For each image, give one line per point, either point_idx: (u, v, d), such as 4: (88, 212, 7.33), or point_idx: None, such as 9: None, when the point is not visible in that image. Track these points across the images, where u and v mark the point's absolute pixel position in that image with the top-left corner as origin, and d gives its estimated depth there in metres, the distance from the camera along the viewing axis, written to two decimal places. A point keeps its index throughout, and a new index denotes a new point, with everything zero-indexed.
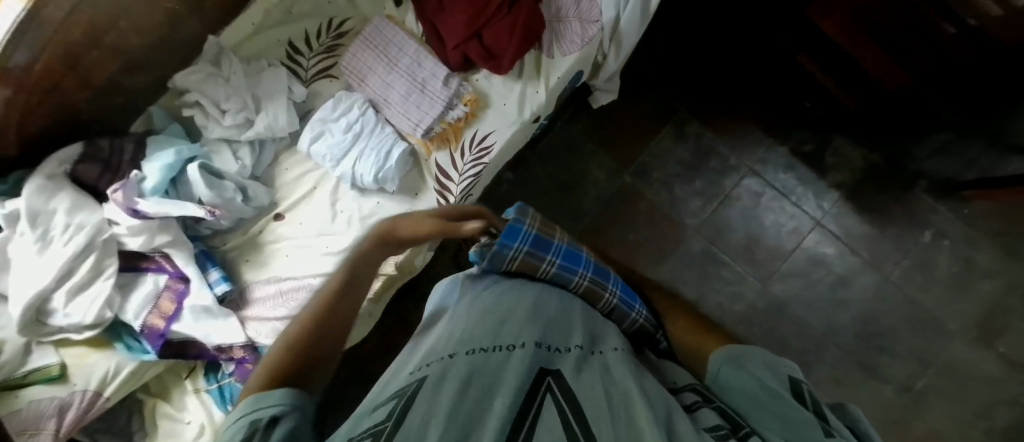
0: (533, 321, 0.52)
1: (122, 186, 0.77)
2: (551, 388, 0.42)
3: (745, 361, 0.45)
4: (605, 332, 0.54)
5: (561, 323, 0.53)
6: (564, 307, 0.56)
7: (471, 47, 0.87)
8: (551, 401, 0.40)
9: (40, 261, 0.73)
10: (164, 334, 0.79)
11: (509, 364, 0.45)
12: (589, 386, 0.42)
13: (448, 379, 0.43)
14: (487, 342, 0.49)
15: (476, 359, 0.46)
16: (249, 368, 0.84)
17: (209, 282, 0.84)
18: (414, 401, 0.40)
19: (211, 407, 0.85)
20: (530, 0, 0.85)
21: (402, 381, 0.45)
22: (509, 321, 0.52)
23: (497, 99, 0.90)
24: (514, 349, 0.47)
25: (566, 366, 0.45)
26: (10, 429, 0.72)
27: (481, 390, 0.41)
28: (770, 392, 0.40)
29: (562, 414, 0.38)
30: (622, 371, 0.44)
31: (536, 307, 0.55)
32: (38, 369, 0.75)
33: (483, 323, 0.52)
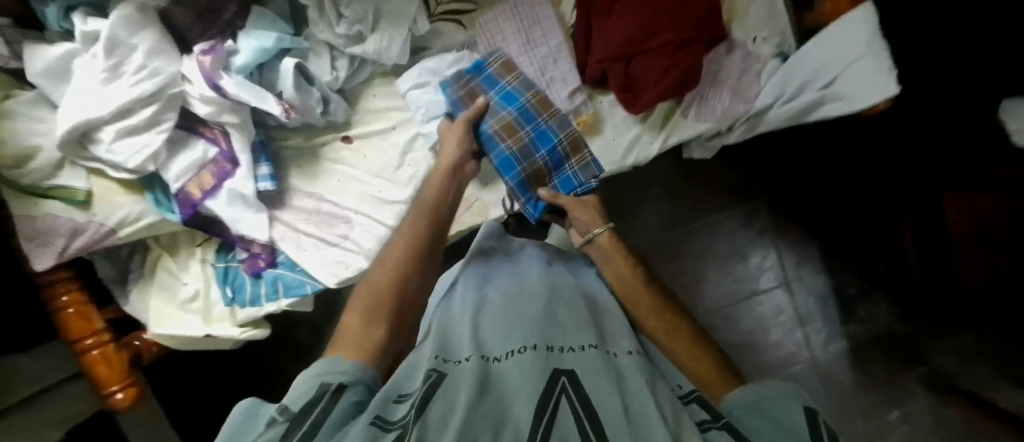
0: (546, 321, 0.50)
1: (211, 51, 0.70)
2: (566, 393, 0.39)
3: (756, 392, 0.42)
4: (620, 331, 0.52)
5: (577, 327, 0.51)
6: (579, 309, 0.55)
7: (614, 70, 0.78)
8: (567, 406, 0.38)
9: (101, 90, 0.68)
10: (197, 206, 0.77)
11: (520, 365, 0.43)
12: (607, 390, 0.39)
13: (461, 379, 0.41)
14: (499, 344, 0.48)
15: (488, 360, 0.45)
16: (259, 265, 0.87)
17: (256, 176, 0.81)
18: (430, 400, 0.38)
19: (211, 282, 0.88)
20: (701, 50, 0.76)
21: (420, 376, 0.44)
22: (523, 324, 0.50)
23: (608, 132, 0.83)
24: (523, 352, 0.45)
25: (581, 368, 0.43)
26: (21, 229, 0.71)
27: (494, 397, 0.40)
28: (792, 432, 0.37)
29: (578, 422, 0.36)
30: (636, 379, 0.41)
31: (550, 311, 0.53)
32: (63, 188, 0.73)
33: (496, 322, 0.51)
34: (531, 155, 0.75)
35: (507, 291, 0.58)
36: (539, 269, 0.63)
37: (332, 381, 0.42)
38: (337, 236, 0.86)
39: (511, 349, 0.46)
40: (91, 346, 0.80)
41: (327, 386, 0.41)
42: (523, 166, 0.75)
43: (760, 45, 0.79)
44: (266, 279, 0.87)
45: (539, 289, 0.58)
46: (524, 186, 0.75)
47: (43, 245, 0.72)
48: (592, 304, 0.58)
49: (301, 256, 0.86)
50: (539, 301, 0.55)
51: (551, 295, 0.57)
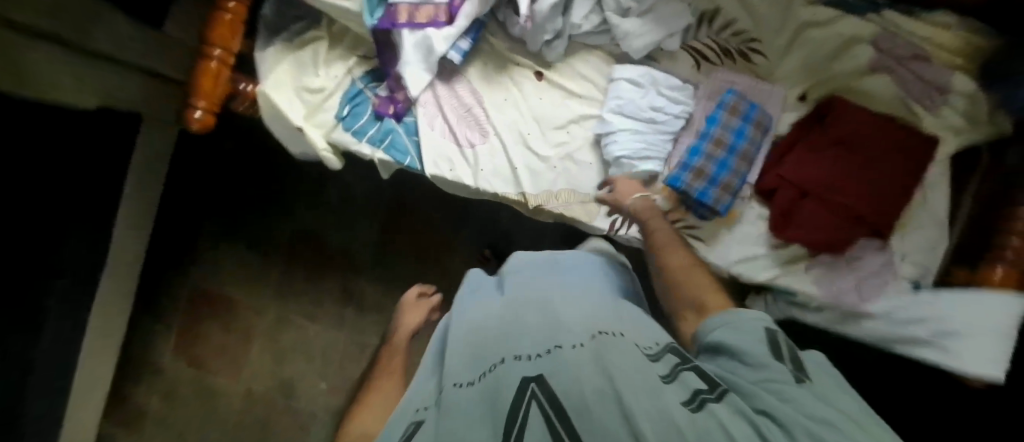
0: (517, 332, 0.53)
1: None
2: (537, 397, 0.42)
3: (736, 316, 0.51)
4: (605, 319, 0.54)
5: (547, 327, 0.53)
6: (547, 310, 0.57)
7: (784, 193, 0.81)
8: (536, 408, 0.41)
9: None
10: (395, 27, 0.81)
11: (497, 381, 0.46)
12: (575, 378, 0.42)
13: (455, 406, 0.45)
14: (480, 362, 0.51)
15: (484, 377, 0.48)
16: (389, 111, 0.87)
17: (454, 43, 0.83)
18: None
19: (339, 91, 0.88)
20: (863, 231, 0.80)
21: (414, 417, 0.49)
22: (495, 340, 0.54)
23: (736, 234, 0.85)
24: (502, 365, 0.48)
25: (550, 367, 0.45)
26: None
27: (472, 417, 0.43)
28: (776, 353, 0.46)
29: (548, 423, 0.39)
30: (594, 364, 0.44)
31: (521, 319, 0.56)
32: None
33: (479, 339, 0.55)
34: (714, 157, 0.80)
35: (478, 312, 0.62)
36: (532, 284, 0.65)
37: None
38: (466, 139, 0.87)
39: (490, 366, 0.49)
40: (215, 57, 0.79)
41: None
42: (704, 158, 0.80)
43: (904, 265, 0.82)
44: (382, 126, 0.88)
45: (519, 299, 0.61)
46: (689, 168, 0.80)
47: None
48: (587, 298, 0.60)
49: (427, 129, 0.87)
50: (506, 318, 0.58)
51: (520, 308, 0.59)
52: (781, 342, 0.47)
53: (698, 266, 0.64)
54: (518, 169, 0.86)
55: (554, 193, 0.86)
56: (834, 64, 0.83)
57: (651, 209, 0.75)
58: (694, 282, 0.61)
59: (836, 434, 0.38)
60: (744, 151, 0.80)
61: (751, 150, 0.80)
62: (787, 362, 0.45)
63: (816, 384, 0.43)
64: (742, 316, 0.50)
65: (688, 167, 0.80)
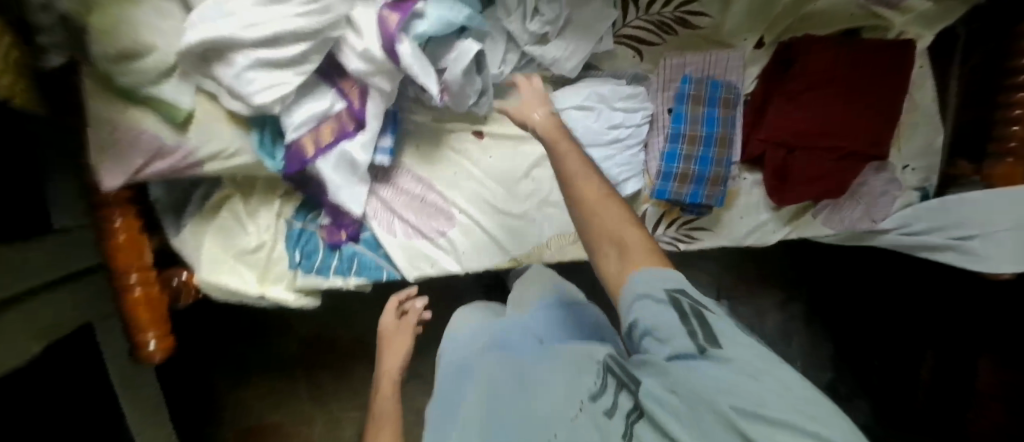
0: (479, 425, 0.53)
1: (401, 14, 0.60)
2: None
3: (640, 272, 0.47)
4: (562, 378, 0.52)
5: (508, 405, 0.53)
6: (507, 385, 0.56)
7: (775, 157, 0.76)
8: None
9: (253, 13, 0.58)
10: (305, 163, 0.68)
11: None
12: None
13: None
14: None
15: None
16: (341, 237, 0.78)
17: (376, 146, 0.72)
18: None
19: (280, 239, 0.78)
20: (863, 163, 0.76)
21: None
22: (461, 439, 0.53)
23: (737, 209, 0.81)
24: None
25: None
26: (107, 134, 0.61)
27: None
28: (675, 321, 0.43)
29: None
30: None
31: (487, 401, 0.55)
32: (163, 101, 0.61)
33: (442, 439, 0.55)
34: (694, 154, 0.73)
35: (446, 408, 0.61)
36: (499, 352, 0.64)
37: None
38: (433, 229, 0.79)
39: None
40: (135, 284, 0.69)
41: None
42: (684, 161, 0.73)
43: (908, 175, 0.80)
44: (343, 253, 0.79)
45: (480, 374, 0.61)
46: (672, 175, 0.74)
47: (118, 161, 0.62)
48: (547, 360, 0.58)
49: (388, 238, 0.78)
50: (474, 400, 0.57)
51: (487, 382, 0.58)
52: (683, 305, 0.43)
53: (615, 196, 0.53)
54: (500, 236, 0.79)
55: (544, 244, 0.81)
56: None
57: (557, 129, 0.59)
58: (608, 220, 0.51)
59: (733, 400, 0.36)
60: (722, 134, 0.73)
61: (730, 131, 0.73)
62: (692, 320, 0.43)
63: (722, 349, 0.40)
64: (650, 271, 0.46)
65: (671, 176, 0.73)
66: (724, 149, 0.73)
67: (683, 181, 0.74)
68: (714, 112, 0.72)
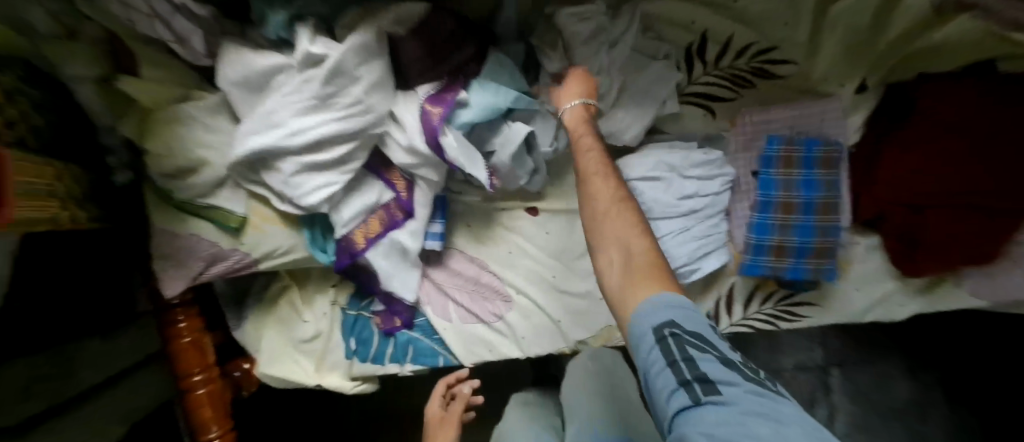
0: None
1: (444, 105, 0.57)
2: None
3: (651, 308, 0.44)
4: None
5: None
6: None
7: (896, 218, 0.63)
8: None
9: (298, 119, 0.56)
10: (356, 257, 0.67)
11: None
12: None
13: None
14: None
15: None
16: (395, 324, 0.75)
17: (426, 232, 0.69)
18: None
19: (335, 327, 0.77)
20: (1013, 221, 0.61)
21: None
22: None
23: (851, 278, 0.68)
24: None
25: None
26: (168, 245, 0.63)
27: None
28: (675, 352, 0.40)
29: None
30: None
31: None
32: (218, 209, 0.62)
33: None
34: (790, 226, 0.62)
35: None
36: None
37: None
38: (490, 313, 0.73)
39: None
40: (199, 383, 0.70)
41: None
42: (779, 234, 0.62)
43: None
44: (398, 339, 0.76)
45: None
46: (765, 249, 0.63)
47: (179, 268, 0.64)
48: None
49: (445, 324, 0.74)
50: None
51: None
52: (671, 344, 0.41)
53: (631, 201, 0.52)
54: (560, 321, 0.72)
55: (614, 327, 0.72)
56: None
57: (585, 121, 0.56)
58: (617, 226, 0.50)
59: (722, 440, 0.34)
60: (825, 199, 0.62)
61: (835, 195, 0.62)
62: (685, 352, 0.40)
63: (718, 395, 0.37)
64: (660, 306, 0.43)
65: (763, 250, 0.63)
66: (828, 218, 0.62)
67: (778, 257, 0.63)
68: (811, 174, 0.61)
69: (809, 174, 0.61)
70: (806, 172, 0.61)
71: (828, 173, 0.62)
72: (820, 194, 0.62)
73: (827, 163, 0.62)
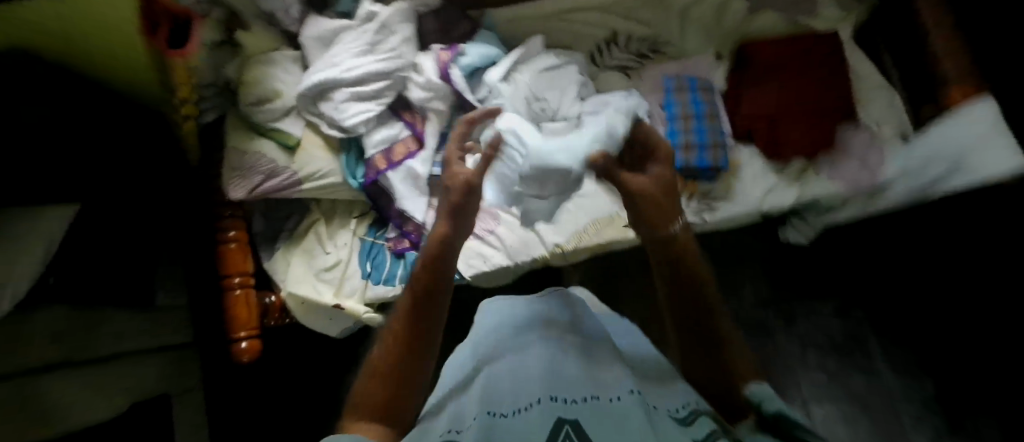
0: (549, 380, 0.46)
1: (449, 50, 0.86)
2: None
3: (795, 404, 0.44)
4: (579, 371, 0.48)
5: (582, 376, 0.47)
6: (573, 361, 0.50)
7: (761, 127, 0.92)
8: None
9: (352, 59, 0.81)
10: (380, 174, 0.87)
11: (524, 428, 0.40)
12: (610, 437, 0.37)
13: None
14: (507, 397, 0.45)
15: (488, 418, 0.42)
16: (405, 245, 0.91)
17: (432, 161, 0.91)
18: None
19: (353, 253, 0.92)
20: (836, 119, 0.91)
21: None
22: (523, 381, 0.47)
23: (745, 178, 0.93)
24: (527, 408, 0.42)
25: (583, 419, 0.40)
26: (234, 160, 0.81)
27: None
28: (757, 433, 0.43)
29: None
30: (637, 418, 0.39)
31: (557, 364, 0.49)
32: (280, 132, 0.83)
33: (501, 379, 0.48)
34: (689, 127, 0.89)
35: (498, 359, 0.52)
36: (552, 335, 0.54)
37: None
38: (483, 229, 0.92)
39: (519, 404, 0.43)
40: (237, 284, 0.81)
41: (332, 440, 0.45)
42: (684, 134, 0.89)
43: (883, 129, 0.92)
44: (406, 260, 0.90)
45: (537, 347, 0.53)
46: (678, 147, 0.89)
47: (242, 177, 0.81)
48: (559, 357, 0.50)
49: None
50: (543, 362, 0.49)
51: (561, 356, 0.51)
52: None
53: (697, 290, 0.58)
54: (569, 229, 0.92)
55: (583, 232, 0.90)
56: (725, 19, 0.98)
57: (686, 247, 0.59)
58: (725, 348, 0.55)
59: None
60: (708, 110, 0.91)
61: (714, 109, 0.92)
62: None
63: None
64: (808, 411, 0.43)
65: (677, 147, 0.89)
66: (713, 122, 0.90)
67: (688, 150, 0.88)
68: (694, 93, 0.91)
69: (694, 96, 0.91)
70: (691, 93, 0.91)
71: (705, 96, 0.92)
72: (704, 107, 0.91)
73: (703, 90, 0.92)
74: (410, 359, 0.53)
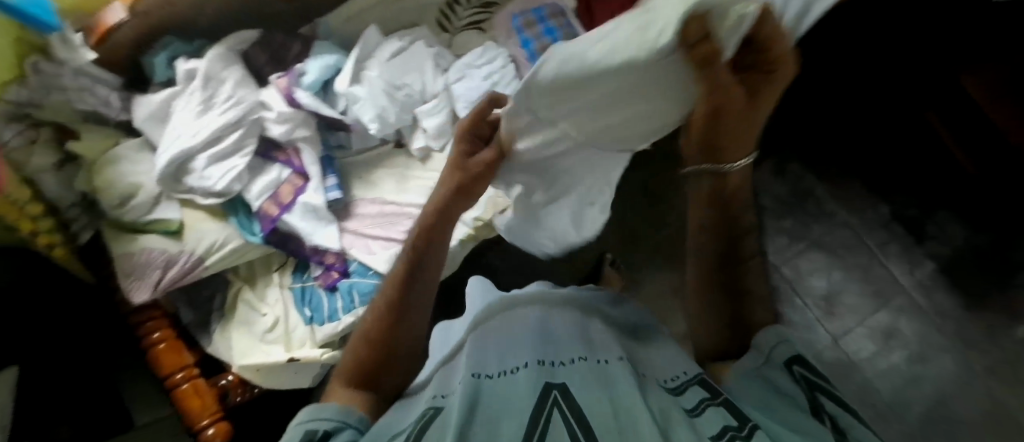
0: (539, 350, 0.51)
1: (286, 75, 0.84)
2: (558, 405, 0.41)
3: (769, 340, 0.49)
4: (569, 342, 0.53)
5: (573, 343, 0.52)
6: (572, 331, 0.55)
7: None
8: (557, 417, 0.39)
9: (196, 122, 0.78)
10: (276, 220, 0.84)
11: (516, 385, 0.44)
12: (591, 395, 0.42)
13: (452, 406, 0.42)
14: (492, 364, 0.49)
15: (477, 379, 0.46)
16: (334, 277, 0.90)
17: (325, 187, 0.89)
18: (428, 427, 0.41)
19: (288, 305, 0.90)
20: None
21: (416, 413, 0.45)
22: (512, 349, 0.52)
23: None
24: (515, 372, 0.47)
25: (570, 380, 0.45)
26: (123, 266, 0.78)
27: (482, 412, 0.41)
28: (775, 396, 0.43)
29: (571, 434, 0.37)
30: (626, 381, 0.44)
31: (549, 336, 0.54)
32: (158, 221, 0.80)
33: (488, 348, 0.53)
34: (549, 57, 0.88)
35: (489, 333, 0.57)
36: (537, 310, 0.61)
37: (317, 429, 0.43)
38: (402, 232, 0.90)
39: (504, 369, 0.48)
40: (181, 380, 0.79)
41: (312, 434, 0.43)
42: None
43: None
44: (341, 291, 0.89)
45: (531, 318, 0.59)
46: None
47: (140, 279, 0.78)
48: (548, 327, 0.57)
49: (371, 258, 0.90)
50: (534, 335, 0.55)
51: (552, 328, 0.57)
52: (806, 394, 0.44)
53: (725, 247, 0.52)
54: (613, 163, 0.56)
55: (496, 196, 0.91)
56: None
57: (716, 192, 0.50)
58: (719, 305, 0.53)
59: None
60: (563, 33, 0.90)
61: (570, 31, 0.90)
62: (822, 420, 0.42)
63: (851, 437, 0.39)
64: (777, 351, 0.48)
65: None
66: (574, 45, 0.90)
67: None
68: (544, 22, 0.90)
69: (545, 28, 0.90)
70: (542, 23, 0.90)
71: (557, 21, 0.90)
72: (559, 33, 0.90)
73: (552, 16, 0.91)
74: (404, 333, 0.54)
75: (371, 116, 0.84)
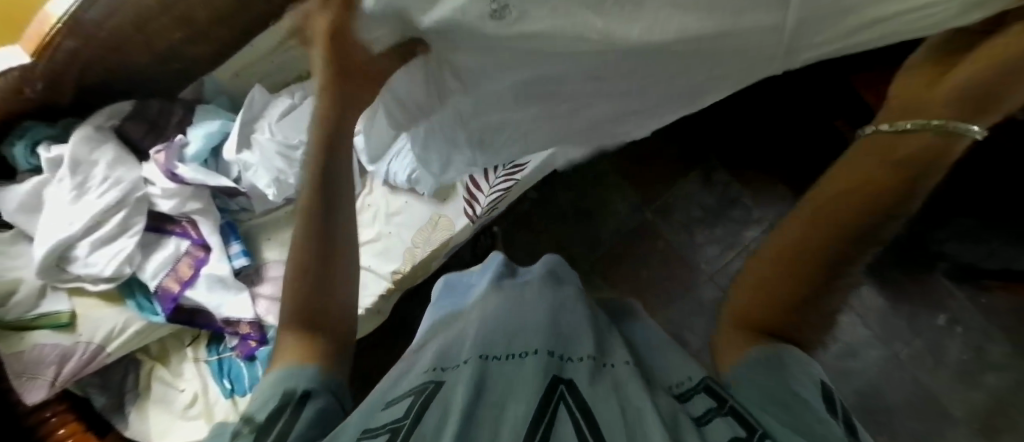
0: (547, 329, 0.42)
1: (165, 148, 0.80)
2: (564, 399, 0.33)
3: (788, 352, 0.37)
4: (579, 323, 0.44)
5: (573, 332, 0.43)
6: (573, 318, 0.45)
7: None
8: (564, 413, 0.32)
9: (71, 210, 0.74)
10: (177, 298, 0.80)
11: (520, 373, 0.36)
12: (602, 397, 0.33)
13: (459, 384, 0.35)
14: (499, 343, 0.41)
15: (485, 361, 0.37)
16: (252, 345, 0.85)
17: (229, 255, 0.85)
18: (428, 405, 0.33)
19: (206, 379, 0.86)
20: None
21: (410, 383, 0.38)
22: (521, 328, 0.43)
23: None
24: (523, 358, 0.38)
25: (580, 374, 0.36)
26: (11, 369, 0.72)
27: (495, 398, 0.33)
28: (787, 397, 0.35)
29: (577, 432, 0.30)
30: (637, 384, 0.35)
31: (558, 316, 0.45)
32: (47, 315, 0.75)
33: (494, 324, 0.43)
34: None
35: (499, 301, 0.48)
36: (553, 288, 0.50)
37: (296, 387, 0.37)
38: None
39: (512, 351, 0.39)
40: None
41: (291, 393, 0.37)
42: None
43: None
44: (261, 359, 0.85)
45: (547, 296, 0.48)
46: None
47: (32, 379, 0.73)
48: (558, 310, 0.46)
49: None
50: (542, 310, 0.45)
51: (552, 312, 0.45)
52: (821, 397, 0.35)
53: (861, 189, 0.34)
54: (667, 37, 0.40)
55: (413, 247, 0.88)
56: None
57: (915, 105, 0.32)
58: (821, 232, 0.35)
59: None
60: None
61: None
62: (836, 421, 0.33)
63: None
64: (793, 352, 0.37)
65: None
66: None
67: None
68: None
69: None
70: None
71: None
72: None
73: None
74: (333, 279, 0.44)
75: (266, 181, 0.81)
